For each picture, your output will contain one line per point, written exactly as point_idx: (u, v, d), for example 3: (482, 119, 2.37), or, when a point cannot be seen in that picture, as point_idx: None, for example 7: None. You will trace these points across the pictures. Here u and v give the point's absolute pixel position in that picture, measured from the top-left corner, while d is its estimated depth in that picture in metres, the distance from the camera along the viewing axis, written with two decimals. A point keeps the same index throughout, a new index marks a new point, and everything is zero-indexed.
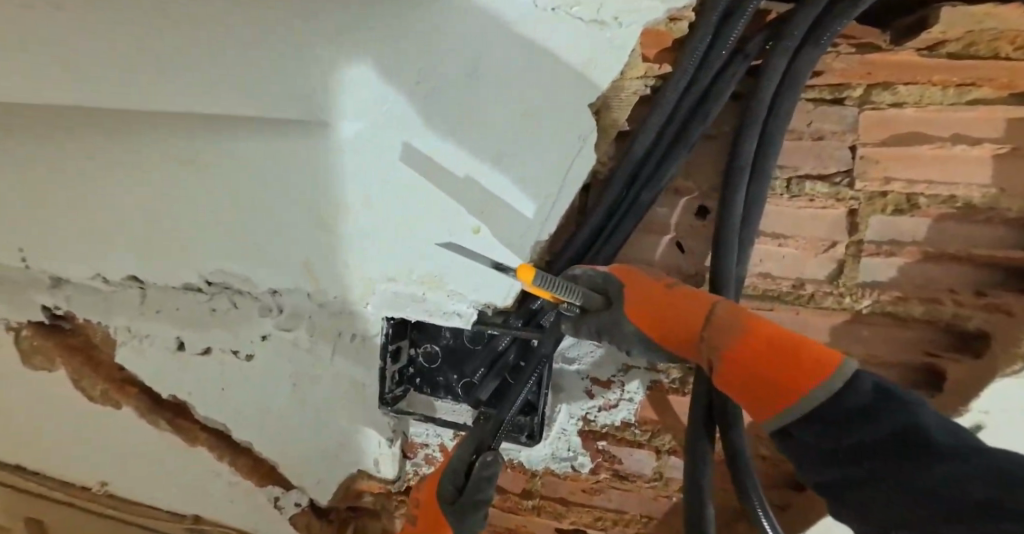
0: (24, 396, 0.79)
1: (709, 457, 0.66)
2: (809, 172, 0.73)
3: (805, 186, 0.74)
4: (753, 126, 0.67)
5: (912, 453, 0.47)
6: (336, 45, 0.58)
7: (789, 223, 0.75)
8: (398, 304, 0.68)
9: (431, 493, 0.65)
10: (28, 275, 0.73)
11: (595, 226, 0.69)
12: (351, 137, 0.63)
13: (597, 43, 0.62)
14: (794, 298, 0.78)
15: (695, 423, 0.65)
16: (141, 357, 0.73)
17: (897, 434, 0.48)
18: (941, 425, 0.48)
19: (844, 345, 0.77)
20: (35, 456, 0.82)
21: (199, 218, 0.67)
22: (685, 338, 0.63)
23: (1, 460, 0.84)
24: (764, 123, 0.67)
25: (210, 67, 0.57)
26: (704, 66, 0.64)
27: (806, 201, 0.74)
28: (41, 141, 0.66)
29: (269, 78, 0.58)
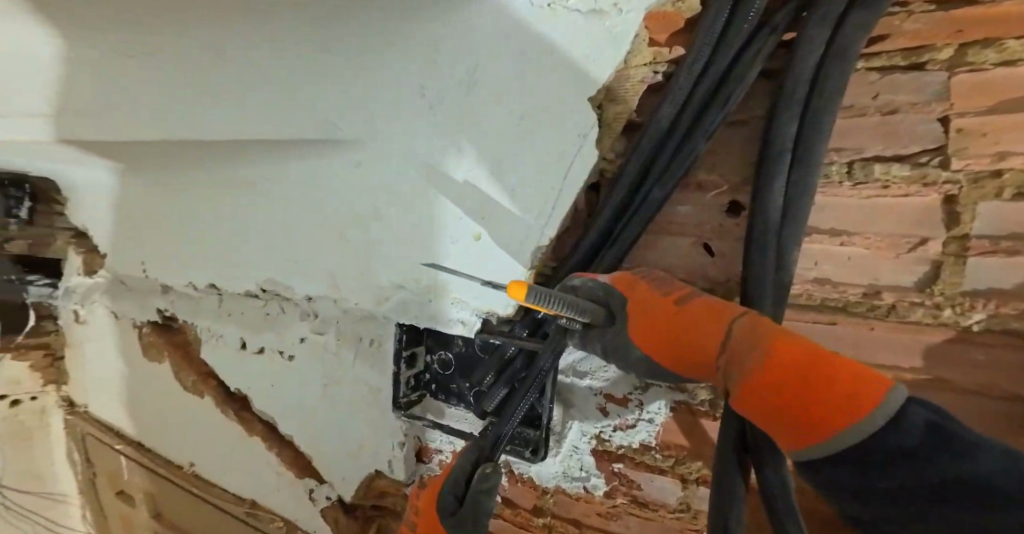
0: (139, 384, 0.93)
1: (740, 495, 0.55)
2: (879, 154, 0.59)
3: (874, 170, 0.60)
4: (790, 106, 0.56)
5: (989, 519, 0.36)
6: (359, 63, 0.65)
7: (857, 218, 0.61)
8: (409, 310, 0.70)
9: (431, 502, 0.63)
10: (149, 283, 0.91)
11: (602, 228, 0.64)
12: (368, 153, 0.69)
13: (598, 36, 0.59)
14: (869, 311, 0.63)
15: (724, 448, 0.56)
16: (216, 354, 0.84)
17: (952, 473, 0.38)
18: (996, 452, 0.39)
19: (949, 372, 0.59)
20: (142, 437, 0.94)
21: (259, 232, 0.78)
22: (701, 359, 0.54)
23: (126, 437, 0.96)
24: (805, 102, 0.56)
25: (267, 95, 0.69)
26: (721, 45, 0.56)
27: (876, 187, 0.60)
28: (163, 172, 0.85)
29: (306, 103, 0.68)
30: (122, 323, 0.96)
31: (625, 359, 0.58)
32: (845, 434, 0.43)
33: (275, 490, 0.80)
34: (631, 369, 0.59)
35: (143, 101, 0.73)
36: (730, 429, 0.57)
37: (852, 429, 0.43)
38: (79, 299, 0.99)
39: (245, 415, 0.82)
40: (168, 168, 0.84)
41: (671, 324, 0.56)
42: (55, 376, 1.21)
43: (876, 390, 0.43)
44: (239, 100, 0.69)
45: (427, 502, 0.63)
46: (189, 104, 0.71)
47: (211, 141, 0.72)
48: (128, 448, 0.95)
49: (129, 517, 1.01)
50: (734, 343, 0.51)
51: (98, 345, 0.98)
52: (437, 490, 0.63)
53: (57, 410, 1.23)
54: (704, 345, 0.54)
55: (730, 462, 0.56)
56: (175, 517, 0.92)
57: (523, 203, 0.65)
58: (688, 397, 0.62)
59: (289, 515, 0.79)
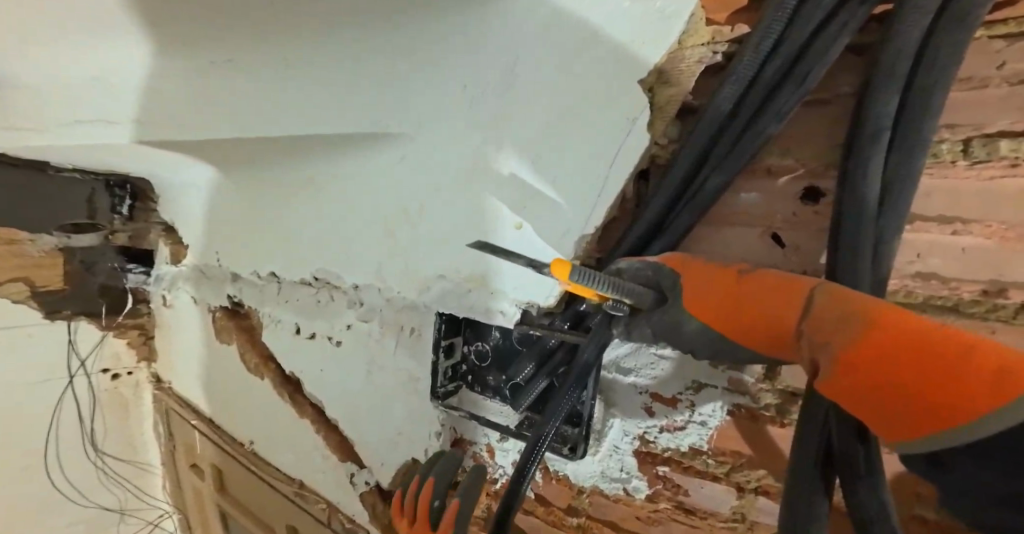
0: (213, 363, 1.00)
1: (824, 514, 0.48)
2: (1006, 130, 0.48)
3: (999, 147, 0.48)
4: (888, 79, 0.47)
5: None
6: (389, 54, 0.63)
7: (984, 201, 0.50)
8: (449, 301, 0.68)
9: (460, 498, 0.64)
10: (221, 272, 0.97)
11: (654, 218, 0.58)
12: (409, 140, 0.68)
13: (646, 19, 0.54)
14: (990, 314, 0.51)
15: (802, 454, 0.49)
16: (275, 338, 0.87)
17: None
18: None
19: None
20: (213, 412, 1.00)
21: (312, 225, 0.80)
22: (774, 338, 0.43)
23: (201, 412, 1.03)
24: (908, 77, 0.46)
25: (304, 100, 0.69)
26: (797, 21, 0.48)
27: (1003, 166, 0.48)
28: (232, 171, 0.91)
29: (332, 101, 0.67)
30: (197, 310, 1.04)
31: (679, 337, 0.49)
32: (953, 430, 0.32)
33: (321, 473, 0.81)
34: (687, 347, 0.49)
35: (207, 104, 0.75)
36: (808, 444, 0.49)
37: (963, 424, 0.31)
38: (169, 287, 1.10)
39: (297, 398, 0.85)
40: (235, 171, 0.90)
41: (733, 297, 0.46)
42: (147, 353, 1.37)
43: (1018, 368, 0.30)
44: (281, 101, 0.70)
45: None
46: (236, 105, 0.73)
47: (266, 140, 0.74)
48: (202, 423, 1.02)
49: (200, 488, 1.08)
50: (806, 318, 0.41)
51: (180, 334, 1.08)
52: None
53: (148, 385, 1.39)
54: (769, 320, 0.44)
55: (807, 476, 0.48)
56: (237, 492, 0.97)
57: (569, 196, 0.60)
58: (749, 401, 0.56)
59: (332, 498, 0.81)
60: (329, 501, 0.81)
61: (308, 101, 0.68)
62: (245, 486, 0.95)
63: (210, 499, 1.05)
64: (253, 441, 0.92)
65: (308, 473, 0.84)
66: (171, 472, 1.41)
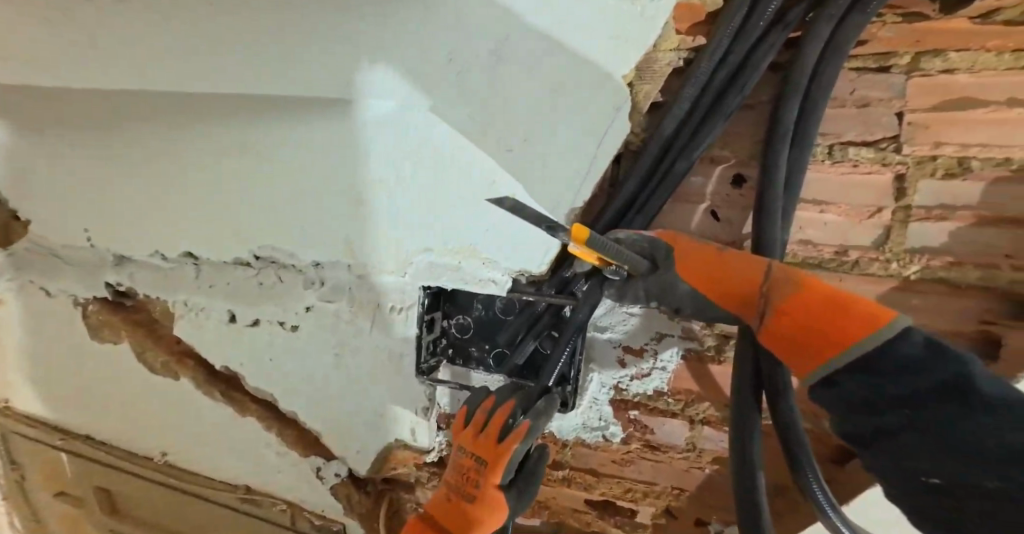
0: (92, 370, 0.90)
1: (757, 429, 0.60)
2: (852, 139, 0.61)
3: (848, 151, 0.62)
4: (792, 92, 0.59)
5: (963, 426, 0.41)
6: (372, 25, 0.55)
7: (833, 190, 0.64)
8: (434, 274, 0.71)
9: (493, 430, 0.63)
10: (97, 254, 0.84)
11: (628, 196, 0.68)
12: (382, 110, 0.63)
13: (627, 20, 0.56)
14: (836, 266, 0.66)
15: (741, 384, 0.61)
16: (200, 329, 0.82)
17: (946, 382, 0.42)
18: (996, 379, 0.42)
19: None
20: (104, 428, 0.93)
21: (249, 199, 0.73)
22: (738, 295, 0.56)
23: (81, 433, 0.95)
24: (805, 89, 0.59)
25: (243, 71, 0.60)
26: (740, 39, 0.60)
27: (847, 166, 0.63)
28: (141, 135, 0.75)
29: (279, 71, 0.59)
30: (62, 301, 0.88)
31: (671, 295, 0.60)
32: (841, 355, 0.48)
33: (277, 472, 0.84)
34: (678, 304, 0.60)
35: (113, 59, 0.63)
36: (743, 372, 0.61)
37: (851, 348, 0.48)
38: (14, 274, 0.90)
39: (235, 396, 0.84)
40: (148, 133, 0.74)
41: (712, 263, 0.58)
42: None
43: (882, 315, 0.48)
44: (267, 80, 0.60)
45: (488, 492, 0.63)
46: (150, 72, 0.63)
47: (216, 99, 0.66)
48: (78, 442, 0.95)
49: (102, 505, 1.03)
50: (767, 280, 0.54)
51: (43, 329, 0.91)
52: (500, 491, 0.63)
53: None
54: (738, 281, 0.56)
55: (746, 397, 0.61)
56: (156, 502, 0.97)
57: (547, 186, 0.65)
58: (697, 345, 0.70)
59: (292, 499, 0.86)
60: (289, 497, 0.86)
61: (298, 82, 0.60)
62: (163, 496, 0.95)
63: (121, 510, 1.03)
64: (188, 449, 0.89)
65: (256, 476, 0.86)
66: (21, 505, 1.09)
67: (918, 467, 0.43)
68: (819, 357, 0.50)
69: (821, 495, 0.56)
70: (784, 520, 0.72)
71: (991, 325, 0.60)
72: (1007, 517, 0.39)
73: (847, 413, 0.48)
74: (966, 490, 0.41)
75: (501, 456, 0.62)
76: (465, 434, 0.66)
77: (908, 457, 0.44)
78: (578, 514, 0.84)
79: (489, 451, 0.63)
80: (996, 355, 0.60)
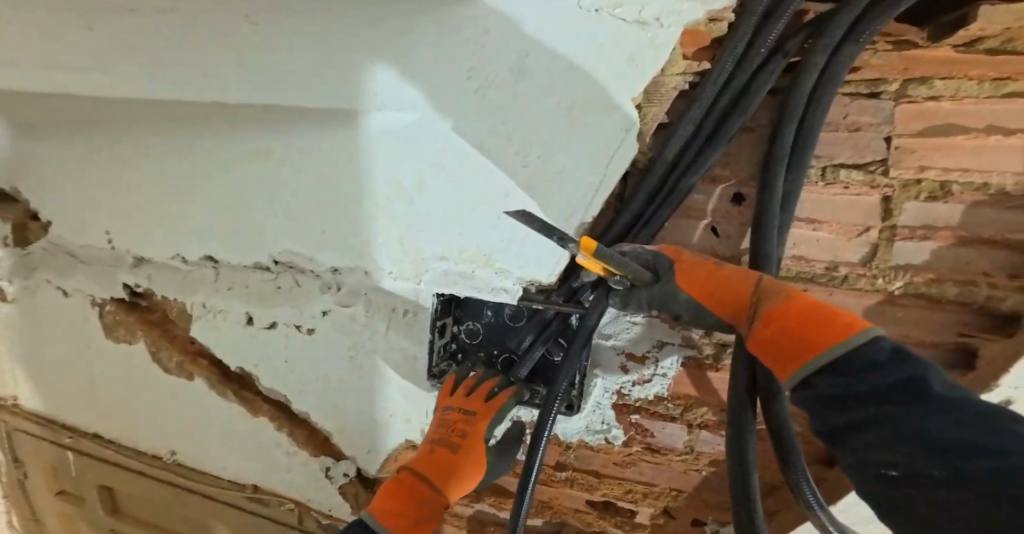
0: (102, 368, 0.91)
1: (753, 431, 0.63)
2: (844, 162, 0.63)
3: (840, 173, 0.64)
4: (788, 119, 0.61)
5: (911, 419, 0.40)
6: (399, 35, 0.61)
7: (824, 208, 0.65)
8: (449, 281, 0.74)
9: (482, 391, 0.73)
10: (115, 256, 0.86)
11: (635, 211, 0.69)
12: (400, 120, 0.67)
13: (640, 45, 0.61)
14: (826, 281, 0.67)
15: (736, 390, 0.64)
16: (216, 330, 0.84)
17: (897, 382, 0.42)
18: (947, 386, 0.42)
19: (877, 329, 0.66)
20: (112, 427, 0.94)
21: (267, 202, 0.76)
22: (734, 307, 0.57)
23: (89, 432, 0.96)
24: (801, 115, 0.60)
25: (266, 77, 0.64)
26: (743, 64, 0.62)
27: (838, 188, 0.64)
28: (161, 139, 0.78)
29: (299, 76, 0.63)
30: (78, 300, 0.90)
31: (672, 302, 0.60)
32: (814, 359, 0.48)
33: (286, 471, 0.86)
34: (678, 312, 0.61)
35: (136, 62, 0.66)
36: (739, 378, 0.64)
37: (822, 352, 0.47)
38: (29, 273, 0.92)
39: (246, 394, 0.86)
40: (168, 136, 0.77)
41: (712, 274, 0.58)
42: None
43: (857, 325, 0.48)
44: (287, 85, 0.64)
45: (475, 438, 0.72)
46: (172, 75, 0.66)
47: (231, 106, 0.68)
48: (85, 440, 0.96)
49: (107, 505, 1.03)
50: (759, 292, 0.55)
51: (52, 328, 0.92)
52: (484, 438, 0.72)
53: None
54: (735, 293, 0.56)
55: (742, 401, 0.63)
56: (159, 502, 0.97)
57: (560, 200, 0.69)
58: (696, 352, 0.73)
59: (301, 498, 0.87)
60: (297, 497, 0.87)
61: (315, 83, 0.64)
62: (168, 497, 0.95)
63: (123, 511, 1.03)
64: (197, 447, 0.90)
65: (264, 476, 0.88)
66: (21, 504, 1.10)
67: (875, 463, 0.41)
68: (796, 362, 0.49)
69: (811, 496, 0.59)
70: (779, 519, 0.74)
71: (969, 337, 0.63)
72: (982, 511, 0.35)
73: (823, 414, 0.46)
74: (914, 485, 0.39)
75: (495, 409, 0.72)
76: (453, 397, 0.74)
77: (867, 452, 0.42)
78: (580, 514, 0.86)
79: (482, 407, 0.72)
80: (971, 365, 0.63)
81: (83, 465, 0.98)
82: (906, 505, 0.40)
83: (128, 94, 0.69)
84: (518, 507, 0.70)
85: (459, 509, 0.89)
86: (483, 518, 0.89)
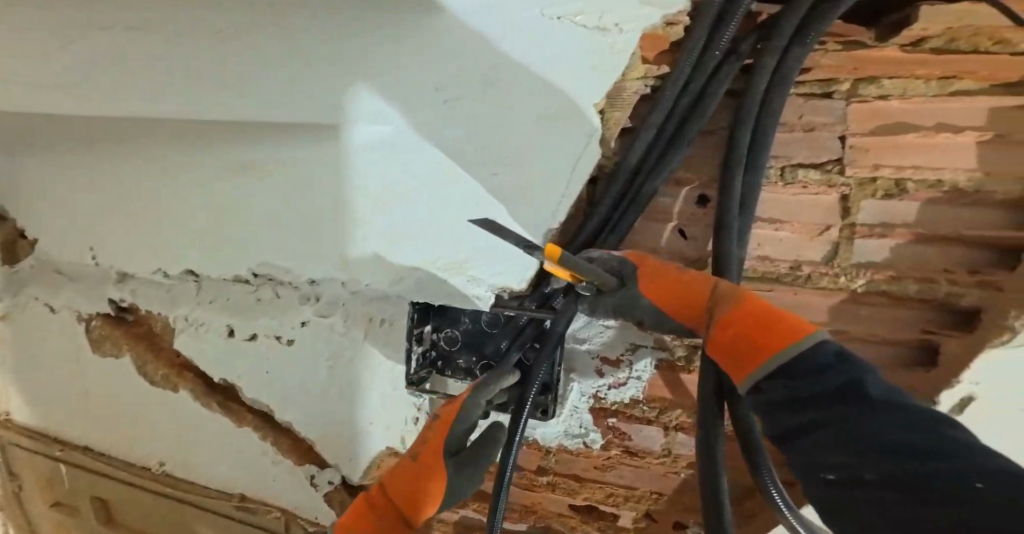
0: (89, 382, 0.93)
1: (721, 434, 0.63)
2: (802, 162, 0.64)
3: (798, 173, 0.65)
4: (743, 122, 0.61)
5: (852, 421, 0.42)
6: (366, 51, 0.63)
7: (784, 208, 0.66)
8: (424, 289, 0.75)
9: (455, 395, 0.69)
10: (100, 271, 0.88)
11: (602, 216, 0.70)
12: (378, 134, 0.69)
13: (601, 51, 0.62)
14: (790, 280, 0.68)
15: (704, 395, 0.64)
16: (198, 341, 0.86)
17: (841, 385, 0.44)
18: (888, 388, 0.43)
19: (842, 328, 0.66)
20: (103, 439, 0.96)
21: (242, 213, 0.77)
22: (691, 312, 0.58)
23: (80, 444, 0.98)
24: (756, 117, 0.61)
25: (233, 91, 0.66)
26: (700, 67, 0.62)
27: (797, 188, 0.65)
28: (140, 155, 0.80)
29: (265, 89, 0.65)
30: (64, 316, 0.92)
31: (634, 308, 0.61)
32: (761, 365, 0.49)
33: (272, 479, 0.87)
34: (641, 317, 0.62)
35: (109, 81, 0.69)
36: (707, 382, 0.64)
37: (770, 358, 0.49)
38: (18, 290, 0.94)
39: (231, 404, 0.88)
40: (145, 153, 0.79)
41: (670, 280, 0.60)
42: None
43: (802, 330, 0.49)
44: (254, 99, 0.66)
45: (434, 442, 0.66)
46: (143, 92, 0.68)
47: (203, 122, 0.71)
48: (75, 452, 0.98)
49: (100, 517, 1.05)
50: (712, 297, 0.56)
51: (40, 343, 0.95)
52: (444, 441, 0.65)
53: None
54: (692, 298, 0.58)
55: (710, 406, 0.64)
56: (149, 513, 0.99)
57: (529, 206, 0.70)
58: (668, 355, 0.74)
59: (287, 506, 0.89)
60: (282, 505, 0.89)
61: (281, 98, 0.66)
62: (158, 507, 0.97)
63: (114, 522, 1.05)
64: (185, 457, 0.92)
65: (251, 485, 0.89)
66: (18, 517, 1.12)
67: (822, 465, 0.42)
68: (747, 367, 0.51)
69: (778, 497, 0.59)
70: (756, 518, 0.75)
71: (932, 334, 0.63)
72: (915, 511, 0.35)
73: (774, 416, 0.48)
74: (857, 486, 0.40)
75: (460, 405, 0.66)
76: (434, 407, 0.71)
77: (814, 454, 0.43)
78: (563, 518, 0.87)
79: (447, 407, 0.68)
80: (934, 361, 0.64)
81: (75, 477, 1.00)
82: (852, 506, 0.40)
83: (104, 112, 0.72)
84: (495, 507, 0.70)
85: (444, 514, 0.90)
86: (468, 522, 0.90)
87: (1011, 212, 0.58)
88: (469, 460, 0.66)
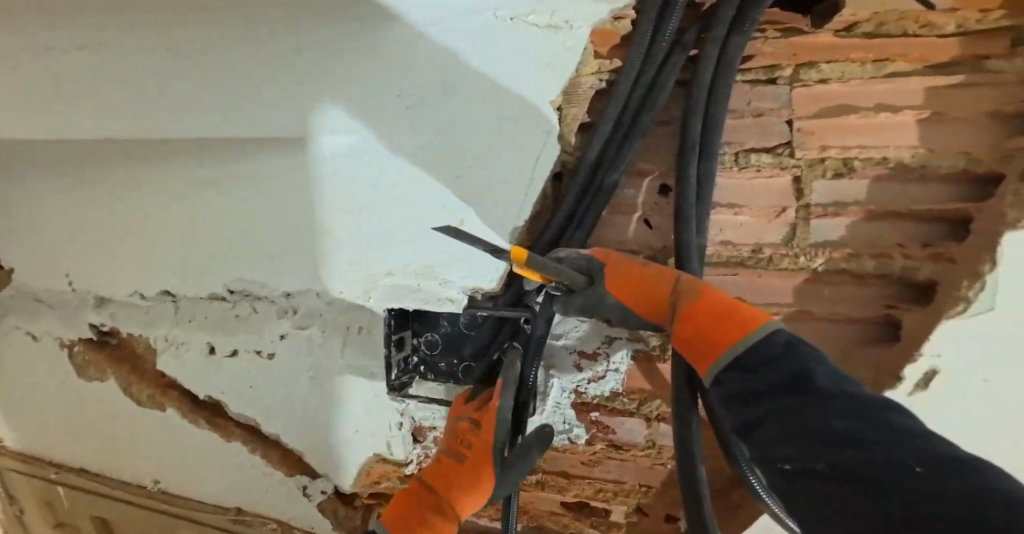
0: (79, 405, 0.94)
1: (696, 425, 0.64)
2: (754, 147, 0.65)
3: (751, 158, 0.66)
4: (694, 111, 0.62)
5: (799, 411, 0.43)
6: (320, 64, 0.64)
7: (741, 193, 0.67)
8: (397, 295, 0.76)
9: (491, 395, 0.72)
10: (79, 296, 0.89)
11: (566, 212, 0.70)
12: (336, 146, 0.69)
13: (552, 49, 0.62)
14: (753, 263, 0.69)
15: (678, 389, 0.65)
16: (179, 361, 0.87)
17: (791, 376, 0.45)
18: (833, 375, 0.44)
19: (805, 308, 0.68)
20: (97, 461, 0.97)
21: (214, 229, 0.78)
22: (658, 309, 0.60)
23: (76, 466, 1.00)
24: (705, 105, 0.62)
25: (194, 109, 0.67)
26: (649, 58, 0.63)
27: (752, 172, 0.66)
28: (109, 177, 0.81)
29: (225, 105, 0.67)
30: (47, 343, 0.92)
31: (601, 306, 0.62)
32: (721, 353, 0.51)
33: (265, 491, 0.89)
34: (608, 314, 0.63)
35: (72, 106, 0.70)
36: (680, 374, 0.65)
37: (729, 346, 0.51)
38: None
39: (219, 420, 0.89)
40: (114, 176, 0.80)
41: (638, 279, 0.61)
42: None
43: (756, 318, 0.52)
44: (215, 115, 0.67)
45: (478, 446, 0.68)
46: (107, 115, 0.70)
47: (171, 140, 0.72)
48: (70, 475, 1.00)
49: None
50: (675, 293, 0.58)
51: (26, 371, 0.96)
52: (488, 443, 0.68)
53: None
54: (658, 295, 0.60)
55: (684, 399, 0.65)
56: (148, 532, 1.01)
57: (492, 208, 0.70)
58: (644, 346, 0.75)
59: (283, 517, 0.90)
60: (277, 514, 0.90)
61: (241, 115, 0.67)
62: (156, 523, 0.99)
63: None
64: (179, 474, 0.93)
65: (245, 497, 0.91)
66: None
67: (774, 458, 0.43)
68: (709, 357, 0.53)
69: (756, 484, 0.60)
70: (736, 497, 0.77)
71: (892, 309, 0.65)
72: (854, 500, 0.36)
73: (733, 410, 0.49)
74: (805, 477, 0.40)
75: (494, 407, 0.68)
76: (466, 405, 0.74)
77: (768, 447, 0.44)
78: (555, 516, 0.89)
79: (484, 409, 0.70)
80: (898, 336, 0.66)
81: (73, 499, 1.02)
82: (806, 497, 0.40)
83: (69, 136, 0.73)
84: (509, 511, 0.75)
85: None
86: (463, 523, 0.92)
87: (954, 186, 0.60)
88: (518, 463, 0.67)
